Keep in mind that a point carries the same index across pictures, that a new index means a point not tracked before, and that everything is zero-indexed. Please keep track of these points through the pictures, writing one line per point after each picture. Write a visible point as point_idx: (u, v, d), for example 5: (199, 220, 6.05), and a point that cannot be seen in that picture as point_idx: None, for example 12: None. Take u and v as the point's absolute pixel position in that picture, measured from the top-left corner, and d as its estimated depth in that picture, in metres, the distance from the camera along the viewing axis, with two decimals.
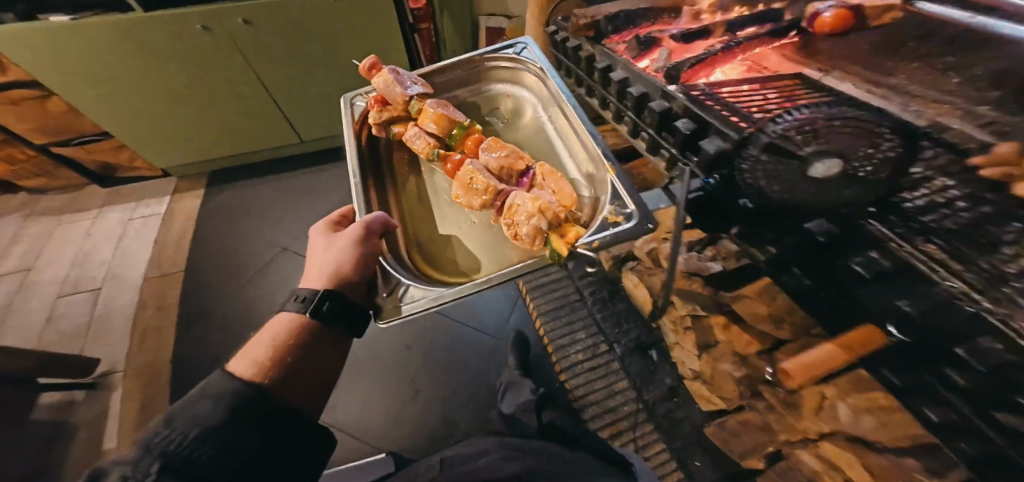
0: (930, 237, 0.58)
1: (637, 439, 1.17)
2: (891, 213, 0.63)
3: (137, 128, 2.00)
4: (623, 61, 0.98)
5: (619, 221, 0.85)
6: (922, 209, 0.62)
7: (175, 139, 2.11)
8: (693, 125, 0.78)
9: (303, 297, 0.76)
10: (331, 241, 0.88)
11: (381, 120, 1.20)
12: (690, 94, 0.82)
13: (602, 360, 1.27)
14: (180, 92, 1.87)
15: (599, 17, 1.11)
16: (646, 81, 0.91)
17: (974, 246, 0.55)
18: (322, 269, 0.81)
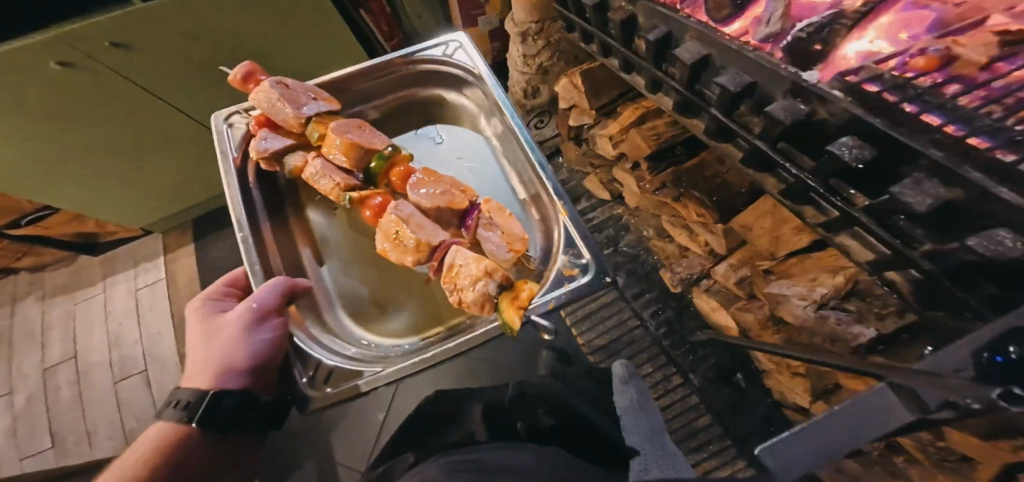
0: None
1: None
2: None
3: (74, 201, 1.74)
4: (699, 30, 0.71)
5: (577, 273, 0.72)
6: None
7: (122, 198, 1.85)
8: (872, 152, 0.51)
9: (185, 403, 0.70)
10: (210, 330, 0.76)
11: (266, 151, 0.95)
12: (850, 83, 0.54)
13: (678, 396, 1.06)
14: (89, 145, 1.56)
15: None
16: (755, 62, 0.64)
17: None
18: (208, 364, 0.72)
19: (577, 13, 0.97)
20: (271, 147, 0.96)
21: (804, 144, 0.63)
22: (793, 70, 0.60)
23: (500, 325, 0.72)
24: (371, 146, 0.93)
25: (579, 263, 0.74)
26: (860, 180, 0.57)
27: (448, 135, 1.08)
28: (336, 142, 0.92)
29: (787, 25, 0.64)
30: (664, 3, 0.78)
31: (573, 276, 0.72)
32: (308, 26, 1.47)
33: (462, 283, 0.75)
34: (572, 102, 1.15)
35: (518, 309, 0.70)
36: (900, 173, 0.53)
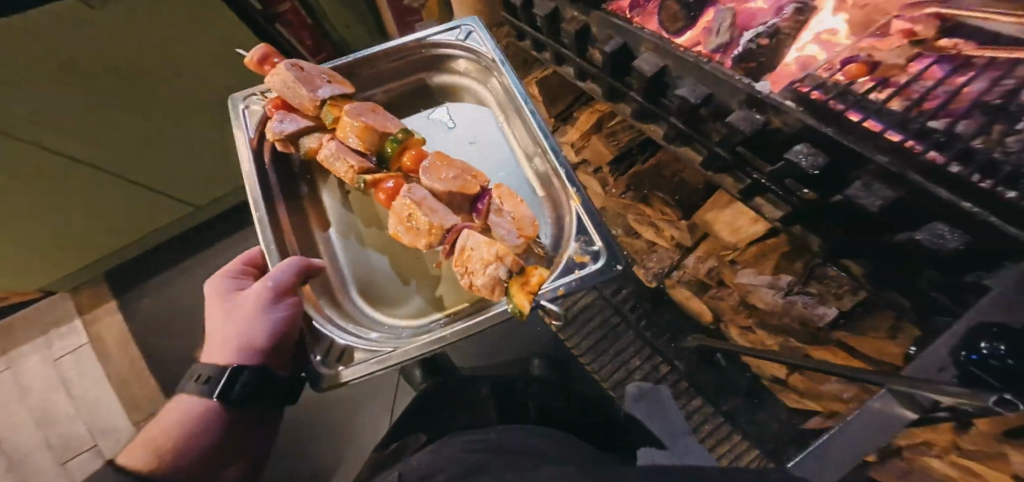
0: None
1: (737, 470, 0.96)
2: None
3: None
4: (654, 43, 0.78)
5: (588, 261, 0.67)
6: None
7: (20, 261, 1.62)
8: (826, 157, 0.62)
9: (210, 375, 0.67)
10: (231, 305, 0.71)
11: (282, 132, 0.90)
12: (801, 96, 0.66)
13: (667, 384, 1.09)
14: None
15: None
16: (710, 76, 0.74)
17: None
18: (227, 338, 0.68)
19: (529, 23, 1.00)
20: (287, 127, 0.90)
21: (756, 146, 0.74)
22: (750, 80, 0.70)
23: (510, 308, 0.67)
24: (383, 130, 0.86)
25: (592, 247, 0.68)
26: (817, 186, 0.66)
27: (456, 116, 1.00)
28: (349, 123, 0.86)
29: (734, 35, 0.77)
30: (616, 15, 0.82)
31: (583, 261, 0.68)
32: (226, 45, 1.37)
33: (472, 263, 0.70)
34: None
35: (528, 292, 0.66)
36: (850, 174, 0.64)
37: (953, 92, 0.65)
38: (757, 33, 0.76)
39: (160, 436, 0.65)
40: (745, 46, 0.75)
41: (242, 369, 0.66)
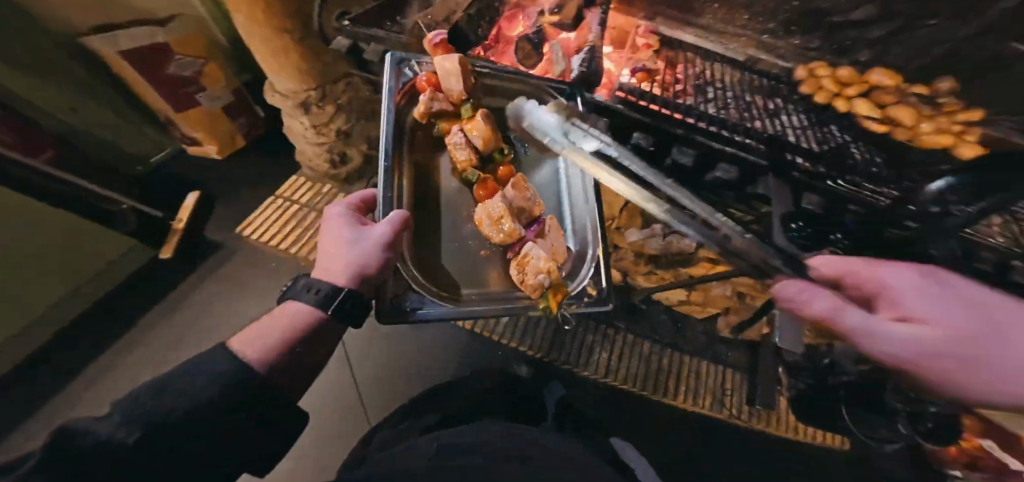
0: (841, 175, 0.75)
1: (695, 380, 1.24)
2: (826, 165, 0.76)
3: None
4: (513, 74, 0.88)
5: (595, 296, 0.73)
6: (812, 146, 0.83)
7: None
8: (649, 137, 0.90)
9: (317, 290, 0.58)
10: (355, 231, 0.63)
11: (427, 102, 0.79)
12: (624, 97, 0.85)
13: (616, 341, 1.29)
14: None
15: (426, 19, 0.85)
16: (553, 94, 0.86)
17: (848, 169, 0.76)
18: (340, 256, 0.61)
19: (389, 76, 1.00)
20: (435, 104, 0.80)
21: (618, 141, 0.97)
22: (594, 96, 0.87)
23: (539, 307, 0.70)
24: (499, 139, 0.83)
25: (603, 287, 0.74)
26: (652, 158, 0.95)
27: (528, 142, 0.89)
28: (479, 123, 0.79)
29: (568, 63, 0.92)
30: (480, 59, 0.89)
31: (592, 297, 0.73)
32: None
33: (527, 269, 0.70)
34: None
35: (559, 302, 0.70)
36: (667, 146, 0.91)
37: (686, 75, 1.03)
38: (584, 57, 0.89)
39: (252, 334, 0.53)
40: (578, 70, 0.88)
41: (354, 294, 0.58)
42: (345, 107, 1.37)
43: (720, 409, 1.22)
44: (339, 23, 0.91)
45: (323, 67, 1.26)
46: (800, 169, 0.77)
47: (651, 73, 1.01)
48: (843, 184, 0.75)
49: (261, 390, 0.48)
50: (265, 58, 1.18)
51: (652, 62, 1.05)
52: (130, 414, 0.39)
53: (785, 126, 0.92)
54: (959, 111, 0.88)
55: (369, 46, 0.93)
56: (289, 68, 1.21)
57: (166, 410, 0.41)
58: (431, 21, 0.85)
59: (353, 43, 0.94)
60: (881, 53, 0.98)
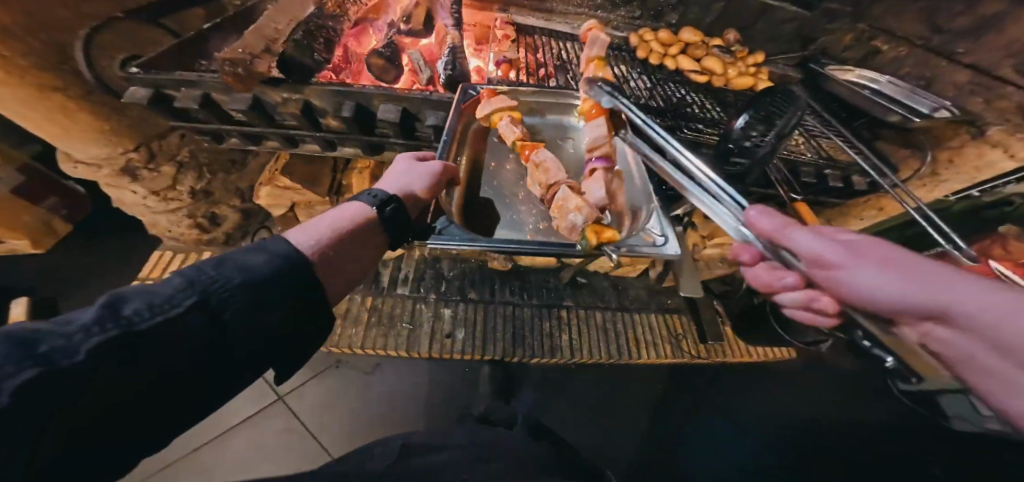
0: (680, 127, 0.91)
1: (647, 334, 1.35)
2: (666, 120, 0.91)
3: None
4: (370, 89, 0.83)
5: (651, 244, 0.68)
6: (652, 105, 0.97)
7: None
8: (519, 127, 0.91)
9: (375, 196, 0.57)
10: (410, 160, 0.66)
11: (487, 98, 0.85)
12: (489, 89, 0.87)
13: (566, 317, 1.36)
14: None
15: (250, 49, 0.75)
16: (428, 102, 0.84)
17: (682, 121, 0.93)
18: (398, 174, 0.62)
19: (218, 120, 0.88)
20: (489, 105, 0.83)
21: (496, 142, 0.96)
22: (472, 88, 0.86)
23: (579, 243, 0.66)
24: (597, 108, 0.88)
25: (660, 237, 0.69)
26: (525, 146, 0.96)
27: (570, 139, 0.92)
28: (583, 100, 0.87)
29: (431, 69, 0.90)
30: (331, 83, 0.82)
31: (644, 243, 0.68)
32: None
33: (564, 211, 0.72)
34: (291, 201, 1.13)
35: (603, 239, 0.65)
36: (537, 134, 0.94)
37: (544, 58, 1.06)
38: (446, 61, 0.88)
39: (312, 221, 0.49)
40: (444, 74, 0.87)
41: (398, 199, 0.57)
42: (194, 159, 1.19)
43: (683, 353, 1.35)
44: (125, 71, 0.78)
45: (138, 125, 1.05)
46: (654, 125, 0.90)
47: (514, 63, 1.00)
48: (688, 132, 0.90)
49: (313, 276, 0.42)
50: (40, 125, 0.93)
51: (512, 50, 1.06)
52: (189, 277, 0.35)
53: (630, 89, 1.02)
54: (748, 57, 1.09)
55: (179, 92, 0.81)
56: (80, 134, 0.97)
57: (224, 281, 0.36)
58: (245, 54, 0.73)
59: (157, 92, 0.80)
60: (685, 14, 1.18)
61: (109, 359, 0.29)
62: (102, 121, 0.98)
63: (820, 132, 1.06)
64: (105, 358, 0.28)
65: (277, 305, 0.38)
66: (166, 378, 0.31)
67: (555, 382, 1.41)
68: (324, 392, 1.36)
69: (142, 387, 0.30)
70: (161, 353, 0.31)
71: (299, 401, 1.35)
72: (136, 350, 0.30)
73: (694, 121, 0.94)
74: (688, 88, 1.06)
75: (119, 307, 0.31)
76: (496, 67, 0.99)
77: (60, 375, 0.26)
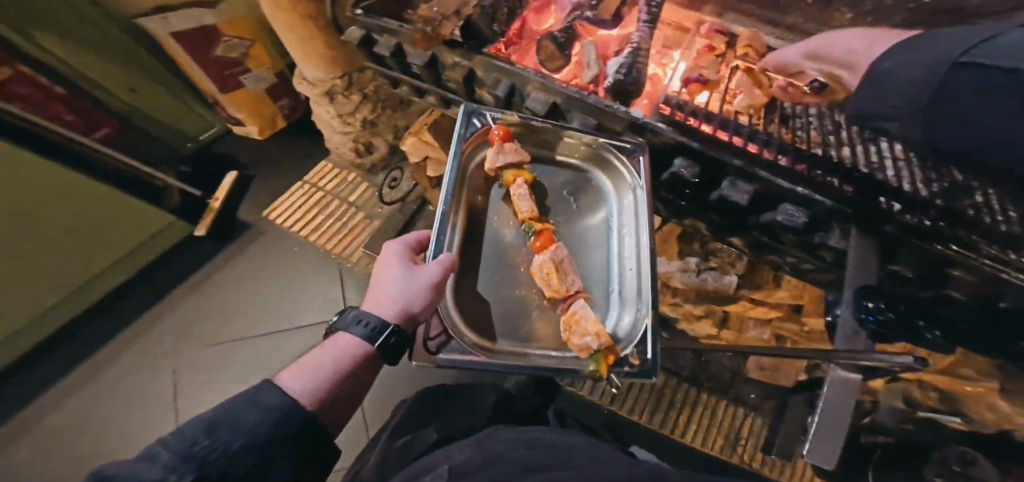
0: (967, 231, 0.56)
1: (709, 416, 1.15)
2: (941, 216, 0.57)
3: None
4: (539, 76, 0.75)
5: (638, 367, 0.57)
6: (932, 191, 0.62)
7: None
8: (693, 165, 0.71)
9: (366, 324, 0.52)
10: (405, 266, 0.57)
11: (499, 148, 0.69)
12: (670, 118, 0.71)
13: None
14: None
15: (443, 10, 0.73)
16: (588, 107, 0.74)
17: (971, 227, 0.57)
18: (389, 293, 0.55)
19: (400, 69, 0.93)
20: (502, 158, 0.69)
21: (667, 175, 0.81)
22: (628, 110, 0.73)
23: (589, 371, 0.58)
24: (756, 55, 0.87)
25: (649, 358, 0.58)
26: (696, 189, 0.76)
27: (581, 196, 0.75)
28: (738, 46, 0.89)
29: (602, 66, 0.78)
30: (499, 58, 0.77)
31: (635, 367, 0.58)
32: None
33: (573, 328, 0.59)
34: (426, 155, 1.17)
35: (608, 364, 0.57)
36: (717, 180, 0.74)
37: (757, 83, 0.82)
38: (622, 63, 0.74)
39: (302, 366, 0.48)
40: (612, 78, 0.72)
41: (396, 328, 0.52)
42: (374, 96, 1.33)
43: (732, 451, 1.11)
44: (352, 11, 0.86)
45: (348, 56, 1.19)
46: (896, 221, 0.58)
47: (710, 84, 0.82)
48: (951, 248, 0.56)
49: (311, 422, 0.43)
50: (292, 45, 1.12)
51: (704, 63, 0.87)
52: (180, 452, 0.35)
53: (883, 151, 0.69)
54: None
55: (382, 37, 0.85)
56: (311, 56, 1.14)
57: (216, 452, 0.36)
58: (438, 14, 0.73)
59: (365, 34, 0.87)
60: None
61: None
62: (328, 50, 1.14)
63: None
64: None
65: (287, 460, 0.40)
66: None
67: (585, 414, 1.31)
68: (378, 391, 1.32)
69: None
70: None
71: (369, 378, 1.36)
72: None
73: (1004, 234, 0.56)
74: None
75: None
76: (685, 85, 0.83)
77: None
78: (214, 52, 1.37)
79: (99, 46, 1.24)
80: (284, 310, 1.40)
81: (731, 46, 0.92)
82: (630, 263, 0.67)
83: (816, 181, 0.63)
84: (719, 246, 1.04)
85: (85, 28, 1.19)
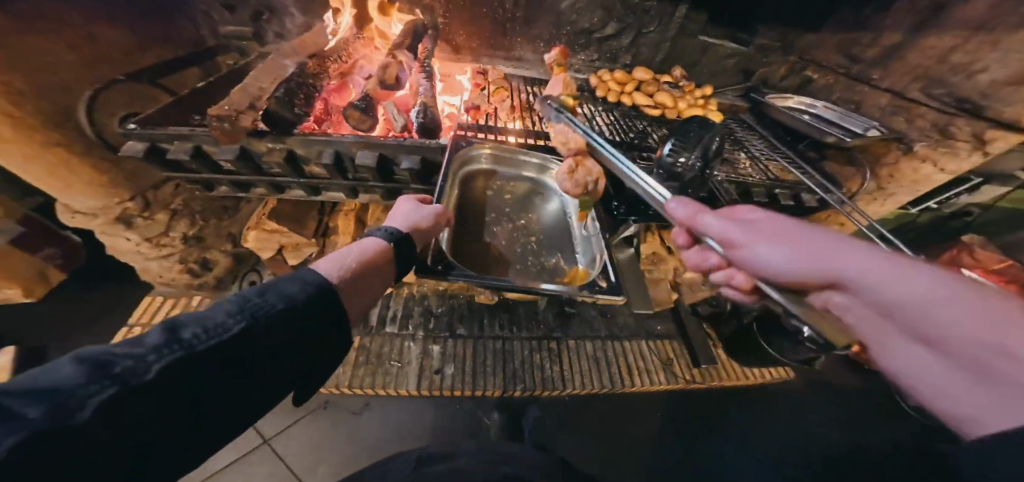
0: (644, 151, 0.96)
1: (646, 360, 1.33)
2: (625, 148, 0.95)
3: None
4: (352, 139, 0.88)
5: (607, 287, 0.68)
6: (616, 136, 1.02)
7: None
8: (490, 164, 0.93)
9: (386, 233, 0.61)
10: (413, 201, 0.68)
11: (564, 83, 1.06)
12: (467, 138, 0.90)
13: (568, 350, 1.33)
14: None
15: (224, 107, 0.80)
16: (403, 148, 0.89)
17: (637, 149, 0.97)
18: (404, 213, 0.65)
19: (209, 170, 0.94)
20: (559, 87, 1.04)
21: None
22: (437, 141, 0.91)
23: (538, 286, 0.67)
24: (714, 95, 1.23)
25: (613, 279, 0.69)
26: None
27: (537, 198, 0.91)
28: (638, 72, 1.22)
29: (406, 117, 0.98)
30: (311, 134, 0.88)
31: (605, 288, 0.68)
32: None
33: (580, 167, 0.81)
34: (278, 245, 1.17)
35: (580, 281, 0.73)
36: None
37: (514, 101, 1.14)
38: (419, 110, 0.94)
39: (332, 255, 0.52)
40: (416, 122, 0.93)
41: (406, 240, 0.60)
42: (183, 209, 1.24)
43: (676, 378, 1.30)
44: (123, 128, 0.85)
45: (135, 175, 1.11)
46: (611, 157, 0.91)
47: (483, 109, 1.08)
48: (640, 162, 0.91)
49: (327, 295, 0.45)
50: (41, 179, 0.98)
51: (478, 95, 1.14)
52: (238, 304, 0.39)
53: (592, 121, 1.08)
54: (696, 90, 1.21)
55: (172, 144, 0.88)
56: (77, 186, 1.02)
57: (268, 307, 0.40)
58: (231, 110, 0.80)
59: (150, 144, 0.87)
60: (637, 55, 1.29)
61: (168, 383, 0.31)
62: (100, 175, 1.03)
63: (765, 154, 1.06)
64: (170, 381, 0.31)
65: (308, 335, 0.42)
66: (200, 413, 0.33)
67: (559, 418, 1.32)
68: (317, 431, 1.23)
69: (174, 439, 0.32)
70: (215, 384, 0.34)
71: (297, 448, 1.20)
72: (200, 365, 0.33)
73: (652, 147, 0.99)
74: (656, 123, 1.12)
75: (177, 330, 0.34)
76: (461, 112, 1.08)
77: (134, 393, 0.29)
78: None
79: None
80: None
81: (490, 73, 1.25)
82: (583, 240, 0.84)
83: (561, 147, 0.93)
84: None
85: None
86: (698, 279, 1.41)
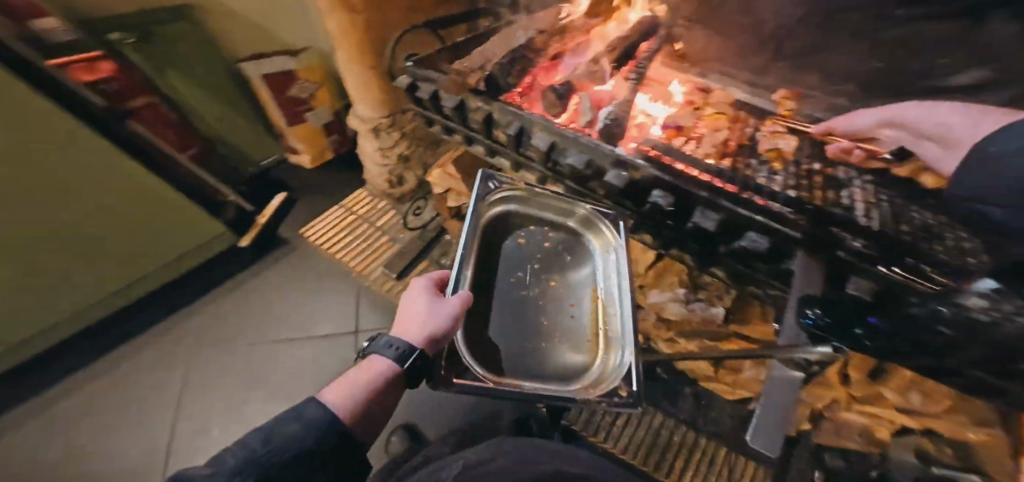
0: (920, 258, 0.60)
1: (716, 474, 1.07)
2: (888, 244, 0.62)
3: None
4: (540, 120, 0.91)
5: (627, 397, 0.63)
6: (878, 219, 0.69)
7: None
8: (671, 198, 0.78)
9: (394, 346, 0.59)
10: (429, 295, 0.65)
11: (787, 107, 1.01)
12: (647, 158, 0.80)
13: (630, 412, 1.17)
14: None
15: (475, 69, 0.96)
16: (580, 143, 0.87)
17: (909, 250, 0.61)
18: (419, 316, 0.61)
19: (434, 112, 1.13)
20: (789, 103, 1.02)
21: (636, 202, 0.87)
22: (614, 147, 0.84)
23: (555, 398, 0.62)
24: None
25: (635, 392, 0.64)
26: (675, 218, 0.82)
27: (573, 252, 0.86)
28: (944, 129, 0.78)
29: (595, 113, 0.95)
30: (511, 104, 0.96)
31: (624, 400, 0.63)
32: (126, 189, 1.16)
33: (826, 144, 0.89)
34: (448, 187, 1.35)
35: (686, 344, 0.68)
36: (686, 209, 0.81)
37: (729, 128, 0.97)
38: (609, 112, 0.90)
39: (336, 384, 0.56)
40: (602, 122, 0.88)
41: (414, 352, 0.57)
42: (404, 132, 1.53)
43: None
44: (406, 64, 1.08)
45: (397, 100, 1.45)
46: (846, 248, 0.63)
47: (684, 131, 0.97)
48: (896, 271, 0.60)
49: (334, 436, 0.51)
50: (358, 90, 1.39)
51: (690, 114, 1.02)
52: (245, 452, 0.44)
53: (845, 193, 0.76)
54: None
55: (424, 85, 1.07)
56: (370, 97, 1.41)
57: (275, 456, 0.45)
58: (467, 68, 0.98)
59: (412, 81, 1.09)
60: None
61: None
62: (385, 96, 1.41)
63: None
64: None
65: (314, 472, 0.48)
66: None
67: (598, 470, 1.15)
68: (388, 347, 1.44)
69: None
70: None
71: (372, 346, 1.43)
72: None
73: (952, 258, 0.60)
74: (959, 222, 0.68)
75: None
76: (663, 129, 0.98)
77: None
78: (291, 94, 1.64)
79: (192, 74, 1.50)
80: (305, 315, 1.50)
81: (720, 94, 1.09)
82: (610, 311, 0.77)
83: (761, 209, 0.69)
84: (702, 279, 1.10)
85: (189, 57, 1.46)
86: (861, 427, 0.91)
